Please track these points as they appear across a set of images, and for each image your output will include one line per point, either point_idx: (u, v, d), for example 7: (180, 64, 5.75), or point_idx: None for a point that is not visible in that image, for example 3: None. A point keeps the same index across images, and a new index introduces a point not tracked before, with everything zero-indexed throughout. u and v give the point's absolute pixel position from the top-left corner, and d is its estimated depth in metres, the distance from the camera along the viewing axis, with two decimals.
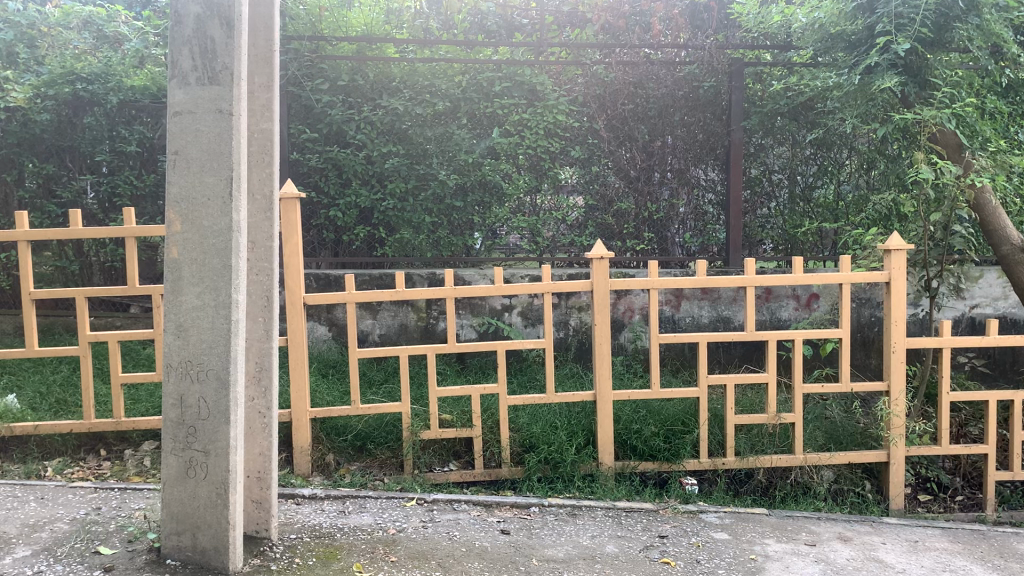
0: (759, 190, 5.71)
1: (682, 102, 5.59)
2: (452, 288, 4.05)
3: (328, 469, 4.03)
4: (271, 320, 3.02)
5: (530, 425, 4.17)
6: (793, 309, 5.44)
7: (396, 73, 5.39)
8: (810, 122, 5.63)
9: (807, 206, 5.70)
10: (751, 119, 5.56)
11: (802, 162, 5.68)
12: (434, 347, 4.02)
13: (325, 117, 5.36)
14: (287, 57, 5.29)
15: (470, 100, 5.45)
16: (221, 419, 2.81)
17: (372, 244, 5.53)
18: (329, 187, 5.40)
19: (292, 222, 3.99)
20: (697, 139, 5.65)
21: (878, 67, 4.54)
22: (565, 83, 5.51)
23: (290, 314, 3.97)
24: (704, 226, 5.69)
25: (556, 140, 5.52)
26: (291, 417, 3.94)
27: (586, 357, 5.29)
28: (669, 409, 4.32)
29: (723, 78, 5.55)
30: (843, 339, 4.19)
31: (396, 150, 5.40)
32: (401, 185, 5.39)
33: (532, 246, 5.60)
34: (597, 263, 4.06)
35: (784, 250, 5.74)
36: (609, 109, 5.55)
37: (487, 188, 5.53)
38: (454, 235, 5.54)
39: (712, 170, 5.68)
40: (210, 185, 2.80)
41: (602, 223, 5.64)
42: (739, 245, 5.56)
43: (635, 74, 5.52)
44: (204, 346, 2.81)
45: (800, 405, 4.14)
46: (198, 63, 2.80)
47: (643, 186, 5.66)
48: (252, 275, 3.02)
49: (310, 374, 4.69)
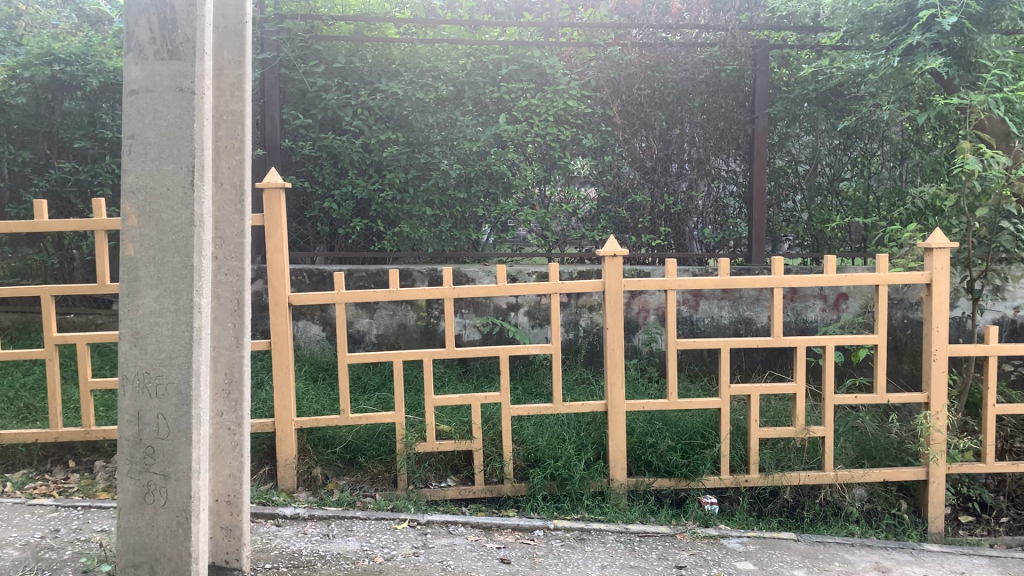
0: (784, 182, 5.33)
1: (702, 87, 5.22)
2: (451, 287, 3.70)
3: (316, 484, 3.70)
4: (242, 326, 2.70)
5: (536, 437, 3.84)
6: (820, 310, 5.07)
7: (396, 55, 5.04)
8: (841, 109, 5.22)
9: (835, 199, 5.32)
10: (776, 105, 5.17)
11: (831, 152, 5.30)
12: (431, 352, 3.68)
13: (320, 101, 5.00)
14: (280, 37, 4.94)
15: (475, 84, 5.09)
16: (183, 440, 2.49)
17: (370, 237, 5.19)
18: (324, 176, 5.05)
19: (275, 215, 3.62)
20: (717, 127, 5.27)
21: (919, 48, 4.15)
22: (577, 67, 5.14)
23: (273, 315, 3.64)
24: (725, 221, 5.33)
25: (567, 127, 5.16)
26: (275, 428, 3.62)
27: (598, 361, 4.95)
28: (687, 420, 3.97)
29: (747, 61, 5.16)
30: (879, 345, 3.83)
31: (395, 137, 5.05)
32: (401, 176, 5.04)
33: (541, 241, 5.24)
34: (610, 260, 3.71)
35: (810, 246, 5.38)
36: (623, 94, 5.18)
37: (494, 178, 5.17)
38: (458, 228, 5.20)
39: (734, 161, 5.31)
40: (169, 174, 2.46)
41: (615, 216, 5.28)
42: (762, 241, 5.17)
43: (653, 57, 5.14)
44: (164, 357, 2.48)
45: (831, 418, 3.78)
46: (157, 34, 2.44)
47: (660, 177, 5.29)
48: (220, 275, 2.69)
49: (300, 378, 4.37)
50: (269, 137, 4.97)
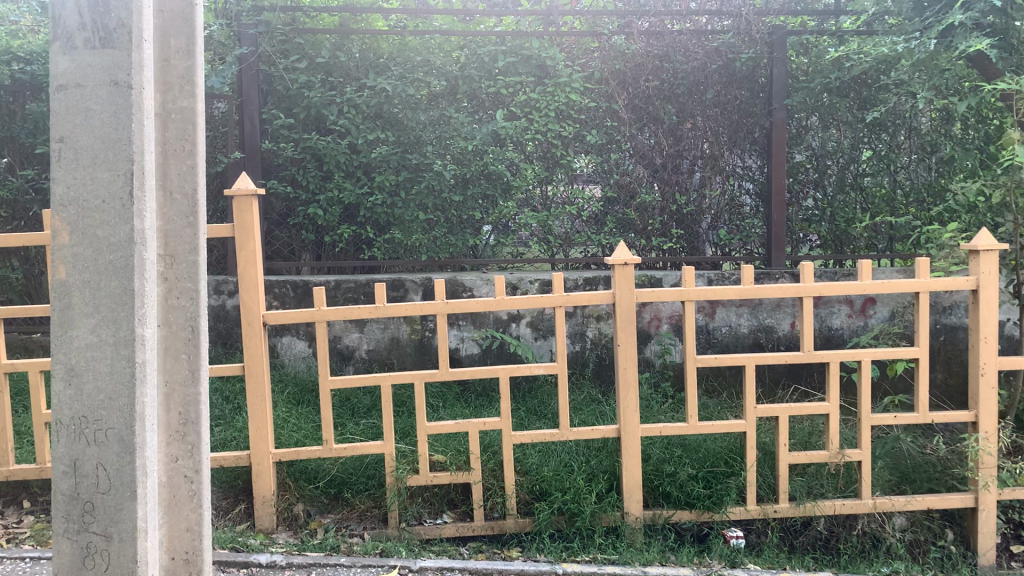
0: (805, 178, 4.95)
1: (715, 78, 4.84)
2: (444, 302, 3.32)
3: (297, 523, 3.34)
4: (199, 358, 2.33)
5: (541, 466, 3.46)
6: (846, 316, 4.69)
7: (385, 48, 4.67)
8: (866, 99, 4.85)
9: (859, 196, 4.94)
10: (795, 96, 4.79)
11: (856, 145, 4.91)
12: (423, 374, 3.31)
13: (302, 99, 4.62)
14: (258, 31, 4.55)
15: (470, 78, 4.72)
16: (126, 494, 2.09)
17: (359, 245, 4.82)
18: (308, 180, 4.66)
19: (247, 226, 3.24)
20: (732, 120, 4.88)
21: (959, 30, 3.80)
22: (580, 58, 4.77)
23: (246, 334, 3.27)
24: (741, 222, 4.95)
25: (570, 123, 4.79)
26: (251, 461, 3.26)
27: (607, 375, 4.58)
28: (708, 445, 3.59)
29: (763, 49, 4.78)
30: (920, 359, 3.45)
31: (385, 137, 4.66)
32: (391, 178, 4.65)
33: (544, 247, 4.87)
34: (620, 269, 3.33)
35: (832, 247, 5.00)
36: (630, 86, 4.81)
37: (492, 179, 4.79)
38: (453, 234, 4.81)
39: (750, 156, 4.93)
40: (104, 183, 2.06)
41: (623, 218, 4.91)
42: (780, 243, 4.82)
43: (661, 46, 4.77)
44: (102, 399, 2.08)
45: (868, 440, 3.40)
46: (87, 20, 2.05)
47: (670, 175, 4.91)
48: (169, 299, 2.31)
49: (282, 402, 4.00)
50: (248, 139, 4.61)
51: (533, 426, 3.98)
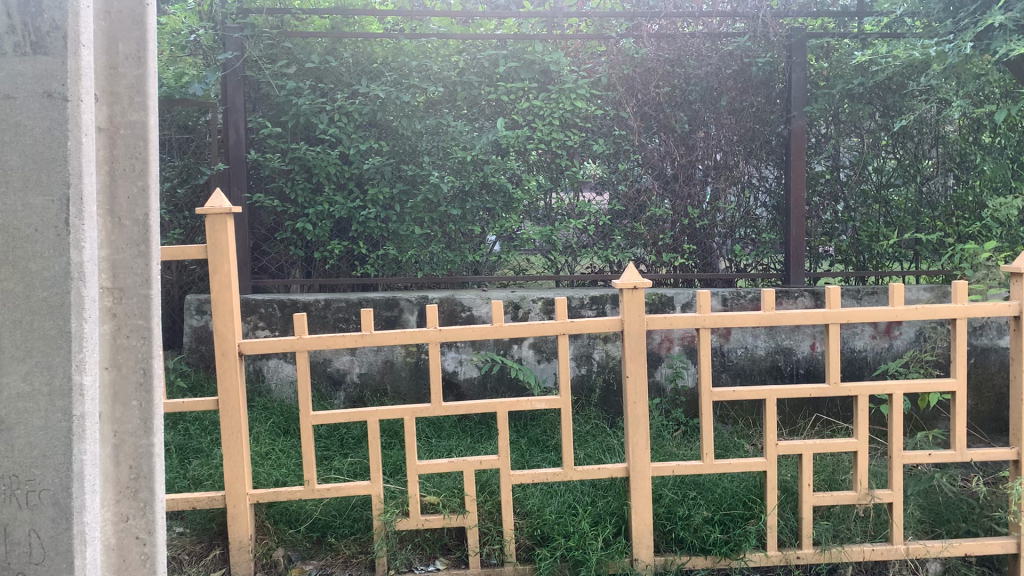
0: (825, 190, 4.65)
1: (730, 83, 4.55)
2: (436, 330, 3.04)
3: (276, 570, 3.05)
4: (152, 405, 2.05)
5: (543, 508, 3.18)
6: (869, 338, 4.40)
7: (379, 53, 4.38)
8: (890, 106, 4.56)
9: (883, 208, 4.64)
10: (815, 103, 4.51)
11: (880, 154, 4.61)
12: (413, 409, 3.03)
13: (291, 107, 4.34)
14: (244, 34, 4.30)
15: (468, 84, 4.44)
16: (61, 566, 1.83)
17: (352, 261, 4.54)
18: (296, 193, 4.37)
19: (221, 247, 2.96)
20: (748, 128, 4.60)
21: (998, 32, 3.57)
22: (586, 62, 4.50)
23: (219, 365, 2.99)
24: (758, 236, 4.66)
25: (575, 132, 4.50)
26: (225, 503, 2.98)
27: (614, 401, 4.30)
28: (724, 486, 3.31)
29: (781, 53, 4.50)
30: (958, 393, 3.14)
31: (378, 147, 4.38)
32: (385, 191, 4.36)
33: (548, 262, 4.61)
34: (629, 294, 3.04)
35: (855, 263, 4.70)
36: (639, 93, 4.53)
37: (493, 191, 4.49)
38: (451, 249, 4.53)
39: (766, 167, 4.64)
40: (37, 210, 1.80)
41: (631, 233, 4.62)
42: (799, 259, 4.52)
43: (672, 50, 4.50)
44: (35, 456, 1.83)
45: (900, 480, 3.11)
46: (17, 21, 1.78)
47: (681, 186, 4.63)
48: (119, 338, 2.03)
49: (267, 433, 3.73)
50: (232, 149, 4.34)
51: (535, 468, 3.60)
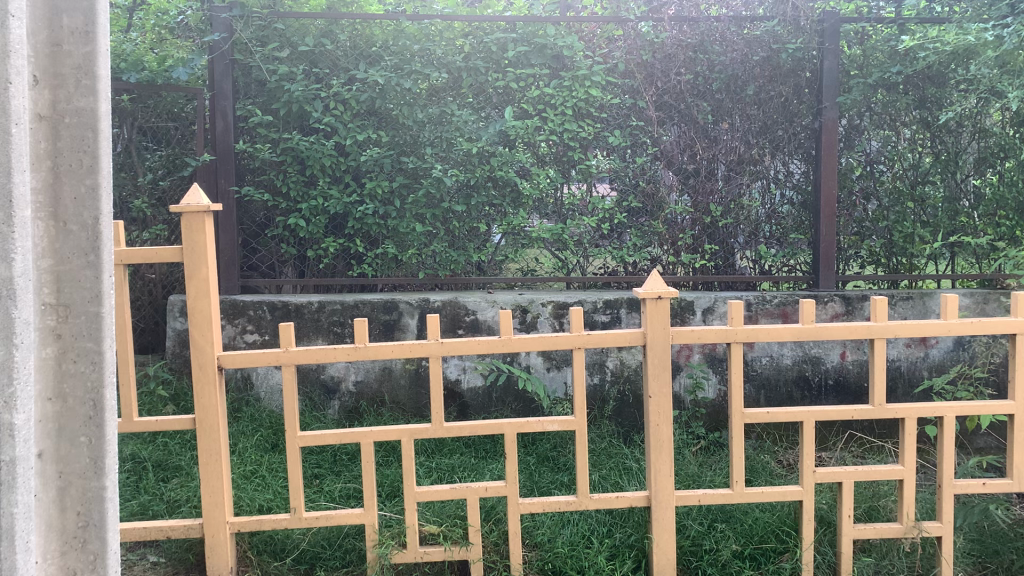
0: (855, 186, 4.33)
1: (757, 71, 4.23)
2: (438, 342, 2.74)
3: None
4: (104, 443, 1.66)
5: (555, 540, 2.88)
6: (903, 346, 4.08)
7: (378, 36, 4.07)
8: (929, 96, 4.25)
9: (918, 207, 4.32)
10: (849, 93, 4.19)
11: (917, 148, 4.29)
12: (411, 430, 2.72)
13: (283, 93, 4.01)
14: (233, 14, 3.97)
15: (475, 70, 4.11)
16: None
17: (348, 260, 4.22)
18: (288, 186, 4.05)
19: (199, 249, 2.65)
20: (776, 120, 4.28)
21: None
22: (601, 48, 4.16)
23: (198, 382, 2.68)
24: (784, 236, 4.35)
25: (588, 122, 4.18)
26: (202, 533, 2.68)
27: (630, 413, 3.99)
28: (755, 516, 3.01)
29: (811, 39, 4.18)
30: (1016, 417, 2.83)
31: (376, 137, 4.06)
32: (385, 185, 4.04)
33: (559, 263, 4.30)
34: (652, 304, 2.71)
35: (886, 264, 4.39)
36: (659, 80, 4.20)
37: (500, 186, 4.17)
38: (455, 248, 4.21)
39: (793, 161, 4.32)
40: None
41: (648, 231, 4.31)
42: (829, 261, 4.23)
43: (694, 35, 4.18)
44: None
45: (950, 512, 2.80)
46: None
47: (702, 182, 4.31)
48: (64, 364, 1.63)
49: (253, 449, 3.43)
50: (219, 139, 4.02)
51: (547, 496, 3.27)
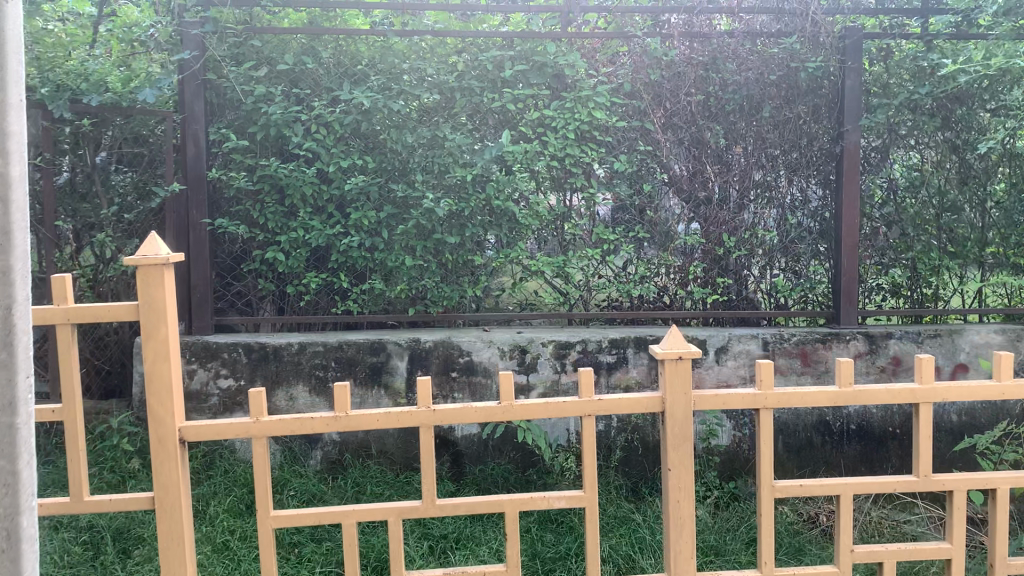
0: (877, 214, 4.03)
1: (773, 91, 3.93)
2: (430, 409, 2.41)
3: None
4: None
5: None
6: None
7: (364, 53, 3.75)
8: (956, 117, 3.96)
9: (945, 237, 4.03)
10: (871, 115, 3.90)
11: (943, 174, 4.00)
12: (399, 509, 2.40)
13: (260, 115, 3.68)
14: (205, 30, 3.65)
15: (469, 90, 3.79)
16: None
17: (332, 295, 3.90)
18: (266, 217, 3.72)
19: (156, 307, 2.32)
20: (794, 143, 3.98)
21: None
22: (605, 66, 3.86)
23: (156, 458, 2.34)
24: (801, 267, 4.05)
25: (591, 146, 3.86)
26: None
27: (638, 463, 3.68)
28: None
29: (832, 56, 3.87)
30: None
31: (362, 163, 3.73)
32: (371, 216, 3.70)
33: (559, 298, 3.98)
34: (672, 365, 2.40)
35: (907, 296, 4.10)
36: (667, 101, 3.90)
37: (496, 216, 3.85)
38: (447, 283, 3.89)
39: (810, 186, 4.02)
40: None
41: (656, 263, 4.00)
42: (850, 295, 3.93)
43: (706, 52, 3.88)
44: None
45: None
46: None
47: (715, 210, 4.00)
48: None
49: (225, 514, 3.09)
50: (191, 166, 3.70)
51: (552, 573, 2.91)
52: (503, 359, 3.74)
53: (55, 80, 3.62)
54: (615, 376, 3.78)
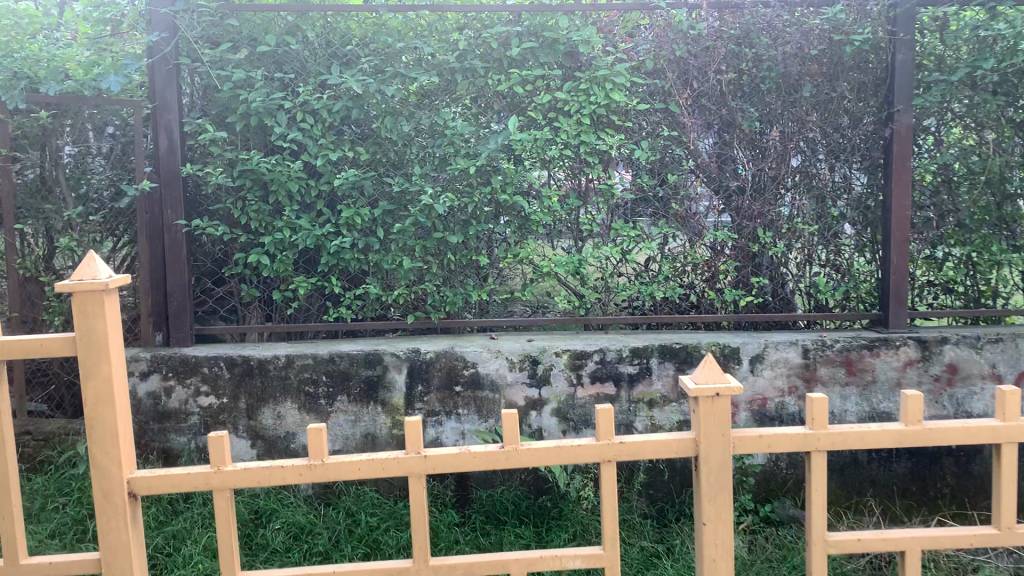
0: (930, 203, 3.61)
1: (813, 67, 3.50)
2: (421, 455, 2.05)
3: None
4: None
5: None
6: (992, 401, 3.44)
7: (356, 31, 3.37)
8: (1022, 93, 3.51)
9: (1006, 228, 3.60)
10: (924, 93, 3.46)
11: (1006, 157, 3.55)
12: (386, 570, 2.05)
13: (240, 104, 3.31)
14: (175, 9, 3.27)
15: (472, 71, 3.39)
16: None
17: (324, 301, 3.55)
18: (248, 216, 3.36)
19: (96, 342, 1.96)
20: (835, 125, 3.56)
21: None
22: (624, 42, 3.45)
23: (101, 518, 2.00)
24: (844, 263, 3.64)
25: (609, 131, 3.46)
26: None
27: (662, 484, 3.32)
28: None
29: (880, 27, 3.44)
30: None
31: (353, 155, 3.35)
32: (365, 213, 3.34)
33: (575, 300, 3.60)
34: (707, 404, 2.01)
35: (962, 293, 3.69)
36: (694, 80, 3.49)
37: (504, 211, 3.47)
38: (451, 285, 3.52)
39: (854, 173, 3.60)
40: None
41: (682, 260, 3.60)
42: (900, 295, 3.52)
43: (738, 23, 3.45)
44: None
45: None
46: None
47: (747, 200, 3.58)
48: None
49: (200, 555, 2.76)
50: (164, 160, 3.33)
51: None
52: (513, 372, 3.37)
53: (10, 67, 3.23)
54: (637, 389, 3.39)
